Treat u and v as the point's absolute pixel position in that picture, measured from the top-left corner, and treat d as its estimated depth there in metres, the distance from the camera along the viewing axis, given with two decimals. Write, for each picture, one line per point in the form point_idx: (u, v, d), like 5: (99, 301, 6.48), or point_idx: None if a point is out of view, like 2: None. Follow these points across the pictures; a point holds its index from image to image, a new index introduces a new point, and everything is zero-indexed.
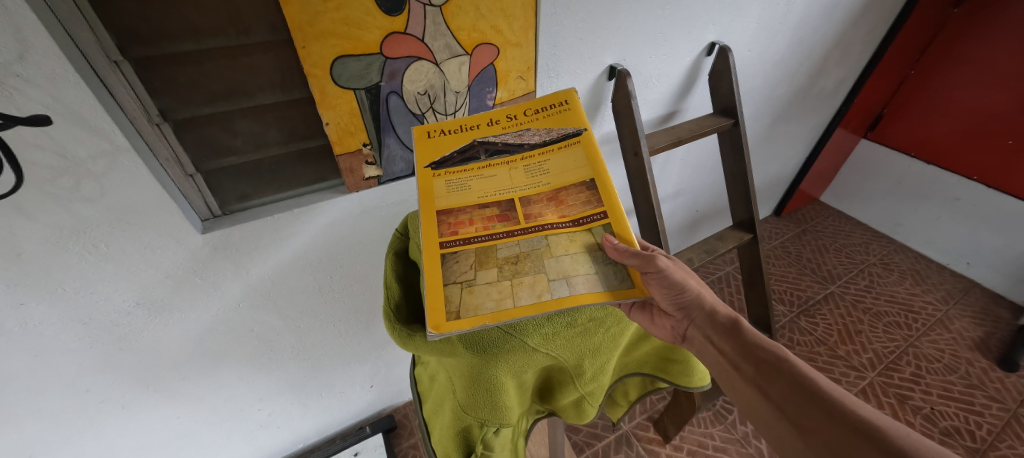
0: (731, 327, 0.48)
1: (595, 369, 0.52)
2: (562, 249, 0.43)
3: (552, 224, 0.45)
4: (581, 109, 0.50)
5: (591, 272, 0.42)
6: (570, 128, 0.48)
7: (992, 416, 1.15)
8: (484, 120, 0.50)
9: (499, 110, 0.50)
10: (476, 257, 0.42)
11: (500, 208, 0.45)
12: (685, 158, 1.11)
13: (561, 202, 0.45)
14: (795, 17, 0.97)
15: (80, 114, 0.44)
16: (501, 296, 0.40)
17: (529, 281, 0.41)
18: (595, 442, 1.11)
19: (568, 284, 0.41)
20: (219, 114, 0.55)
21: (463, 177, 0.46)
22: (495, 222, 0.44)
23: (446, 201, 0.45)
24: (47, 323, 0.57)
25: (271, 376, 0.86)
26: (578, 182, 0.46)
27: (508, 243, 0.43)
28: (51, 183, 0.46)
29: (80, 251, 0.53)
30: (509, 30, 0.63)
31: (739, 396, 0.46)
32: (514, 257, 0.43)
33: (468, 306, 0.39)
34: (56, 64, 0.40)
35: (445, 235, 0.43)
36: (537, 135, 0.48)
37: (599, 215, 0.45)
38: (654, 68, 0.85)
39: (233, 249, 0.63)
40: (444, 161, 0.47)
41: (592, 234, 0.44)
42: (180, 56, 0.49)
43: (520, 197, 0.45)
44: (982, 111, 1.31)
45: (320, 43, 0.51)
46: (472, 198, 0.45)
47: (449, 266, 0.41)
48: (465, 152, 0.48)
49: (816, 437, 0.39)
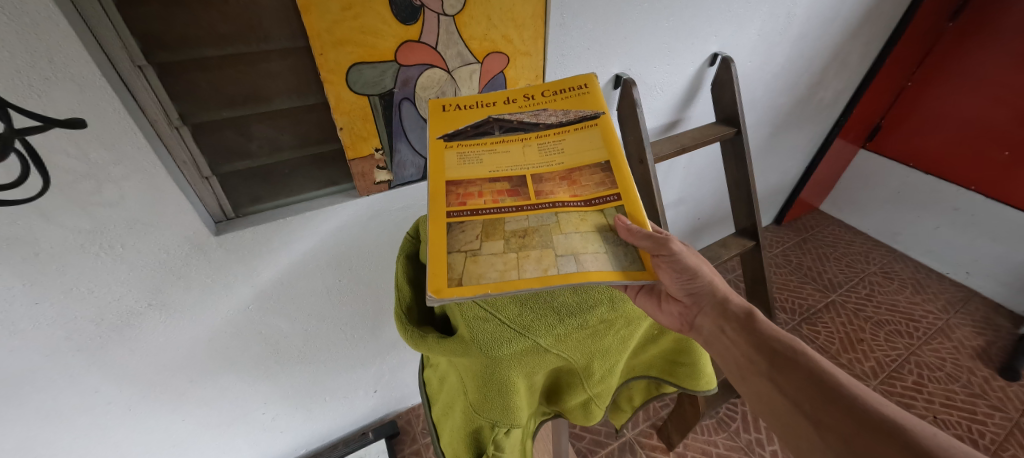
0: (744, 320, 0.49)
1: (604, 370, 0.53)
2: (571, 227, 0.44)
3: (562, 202, 0.45)
4: (600, 94, 0.50)
5: (600, 250, 0.43)
6: (588, 111, 0.49)
7: (995, 425, 1.15)
8: (502, 97, 0.51)
9: (519, 89, 0.51)
10: (484, 228, 0.43)
11: (510, 182, 0.45)
12: (687, 166, 1.13)
13: (573, 182, 0.46)
14: (795, 30, 0.99)
15: (104, 117, 0.45)
16: (505, 267, 0.41)
17: (535, 255, 0.42)
18: (599, 449, 1.10)
19: (576, 260, 0.42)
20: (236, 118, 0.56)
21: (476, 150, 0.47)
22: (505, 196, 0.45)
23: (457, 173, 0.46)
24: (60, 323, 0.57)
25: (276, 380, 0.86)
26: (593, 163, 0.47)
27: (517, 217, 0.44)
28: (74, 184, 0.47)
29: (96, 252, 0.53)
30: (519, 39, 0.64)
31: (752, 388, 0.46)
32: (521, 231, 0.43)
33: (472, 273, 0.40)
34: (84, 69, 0.42)
35: (453, 204, 0.44)
36: (554, 116, 0.49)
37: (612, 197, 0.46)
38: (658, 78, 0.87)
39: (245, 250, 0.64)
40: (458, 134, 0.48)
41: (603, 214, 0.45)
42: (202, 62, 0.50)
43: (532, 174, 0.46)
44: (979, 123, 1.34)
45: (337, 50, 0.53)
46: (482, 171, 0.46)
47: (455, 235, 0.42)
48: (479, 127, 0.49)
49: (831, 431, 0.39)
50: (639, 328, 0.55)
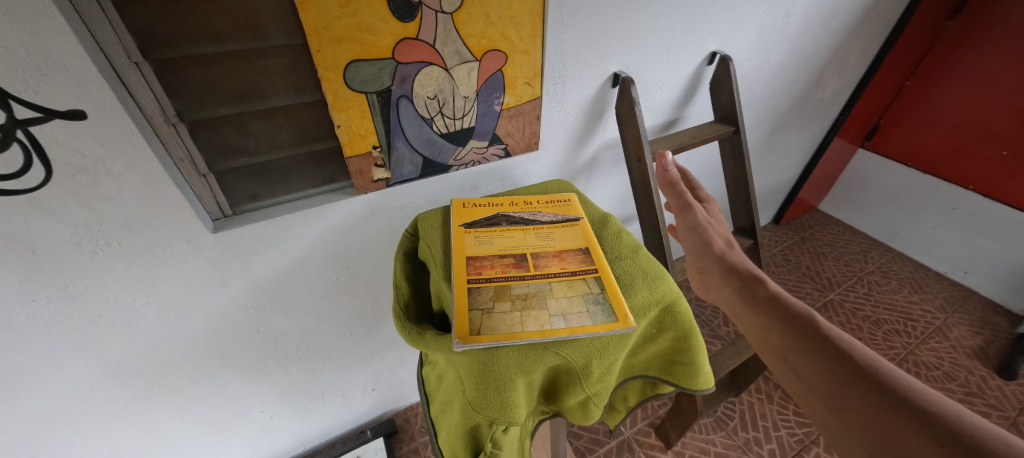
0: (770, 300, 0.52)
1: (603, 370, 0.47)
2: (561, 293, 0.50)
3: (554, 273, 0.53)
4: (579, 205, 0.65)
5: (584, 310, 0.48)
6: (570, 215, 0.62)
7: (993, 423, 1.15)
8: (507, 201, 0.65)
9: (519, 197, 0.66)
10: (495, 292, 0.49)
11: (514, 258, 0.54)
12: (686, 165, 1.13)
13: (563, 259, 0.55)
14: (793, 29, 0.99)
15: (100, 113, 0.45)
16: (512, 322, 0.46)
17: (534, 313, 0.47)
18: (597, 447, 1.10)
19: (565, 319, 0.47)
20: (234, 116, 0.56)
21: (487, 234, 0.57)
22: (511, 268, 0.53)
23: (474, 250, 0.55)
24: (56, 320, 0.57)
25: (273, 378, 0.86)
26: (575, 249, 0.56)
27: (520, 284, 0.51)
28: (70, 180, 0.47)
29: (92, 249, 0.53)
30: (517, 37, 0.64)
31: (774, 365, 0.49)
32: (524, 294, 0.49)
33: (487, 326, 0.45)
34: (80, 65, 0.42)
35: (471, 273, 0.51)
36: (547, 216, 0.62)
37: (592, 270, 0.53)
38: (656, 77, 0.87)
39: (241, 248, 0.64)
40: (474, 223, 0.59)
41: (587, 283, 0.51)
42: (198, 58, 0.50)
43: (532, 253, 0.55)
44: (978, 123, 1.34)
45: (334, 47, 0.53)
46: (493, 249, 0.55)
47: (474, 297, 0.48)
48: (490, 220, 0.60)
49: (847, 410, 0.41)
50: (640, 326, 0.49)
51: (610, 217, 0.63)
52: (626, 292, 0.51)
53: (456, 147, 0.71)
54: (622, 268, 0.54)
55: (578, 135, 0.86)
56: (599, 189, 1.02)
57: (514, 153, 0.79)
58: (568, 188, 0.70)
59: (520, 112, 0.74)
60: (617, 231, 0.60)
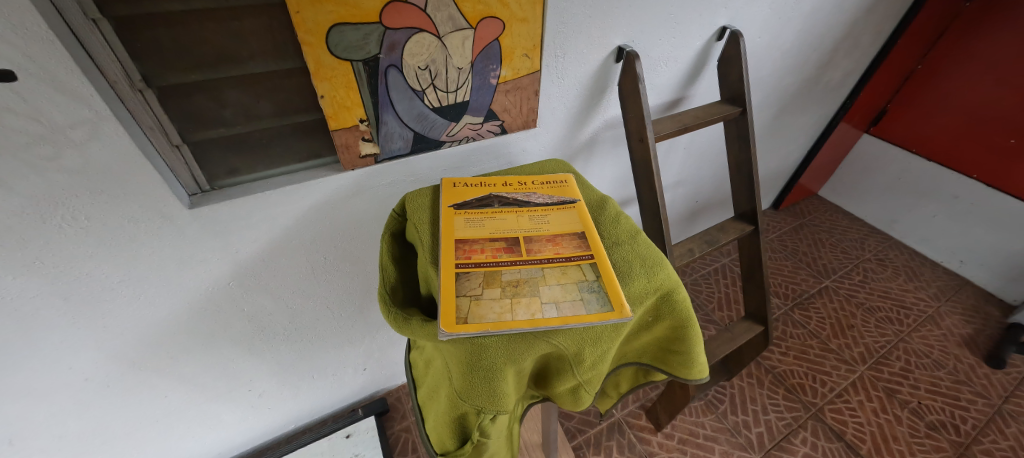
0: None
1: (595, 358, 0.46)
2: (553, 280, 0.47)
3: (548, 258, 0.50)
4: (576, 186, 0.62)
5: (578, 298, 0.46)
6: (567, 198, 0.59)
7: (978, 411, 1.17)
8: (500, 181, 0.62)
9: (514, 176, 0.63)
10: (484, 278, 0.47)
11: (506, 242, 0.51)
12: (688, 147, 1.09)
13: (557, 243, 0.52)
14: (809, 4, 0.93)
15: (56, 76, 0.41)
16: (502, 310, 0.44)
17: (525, 301, 0.45)
18: (588, 428, 1.11)
19: (558, 307, 0.45)
20: (207, 83, 0.51)
21: (479, 216, 0.55)
22: (502, 253, 0.50)
23: (464, 233, 0.52)
24: (26, 297, 0.54)
25: (261, 357, 0.84)
26: (571, 233, 0.53)
27: (512, 269, 0.48)
28: (27, 151, 0.43)
29: (58, 223, 0.50)
30: (516, 4, 0.60)
31: None
32: (515, 280, 0.47)
33: (475, 314, 0.43)
34: (29, 20, 0.37)
35: (460, 258, 0.49)
36: (542, 198, 0.59)
37: (588, 256, 0.50)
38: (661, 52, 0.82)
39: (221, 224, 0.60)
40: (465, 204, 0.56)
41: (581, 269, 0.49)
42: (163, 18, 0.45)
43: (525, 236, 0.52)
44: (985, 110, 1.31)
45: (316, 8, 0.48)
46: (484, 233, 0.52)
47: (461, 282, 0.46)
48: (482, 201, 0.57)
49: None
50: (635, 315, 0.47)
51: (609, 199, 0.60)
52: (623, 279, 0.49)
53: (449, 122, 0.68)
54: (619, 254, 0.52)
55: (578, 112, 0.82)
56: (598, 170, 0.99)
57: (510, 130, 0.75)
58: (565, 168, 0.67)
59: (518, 86, 0.69)
60: (616, 216, 0.57)
